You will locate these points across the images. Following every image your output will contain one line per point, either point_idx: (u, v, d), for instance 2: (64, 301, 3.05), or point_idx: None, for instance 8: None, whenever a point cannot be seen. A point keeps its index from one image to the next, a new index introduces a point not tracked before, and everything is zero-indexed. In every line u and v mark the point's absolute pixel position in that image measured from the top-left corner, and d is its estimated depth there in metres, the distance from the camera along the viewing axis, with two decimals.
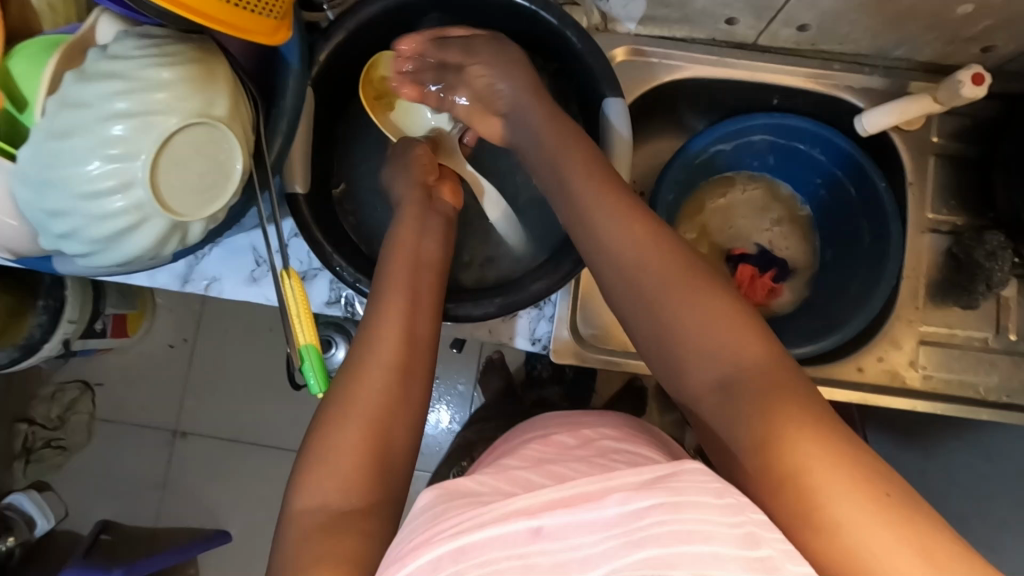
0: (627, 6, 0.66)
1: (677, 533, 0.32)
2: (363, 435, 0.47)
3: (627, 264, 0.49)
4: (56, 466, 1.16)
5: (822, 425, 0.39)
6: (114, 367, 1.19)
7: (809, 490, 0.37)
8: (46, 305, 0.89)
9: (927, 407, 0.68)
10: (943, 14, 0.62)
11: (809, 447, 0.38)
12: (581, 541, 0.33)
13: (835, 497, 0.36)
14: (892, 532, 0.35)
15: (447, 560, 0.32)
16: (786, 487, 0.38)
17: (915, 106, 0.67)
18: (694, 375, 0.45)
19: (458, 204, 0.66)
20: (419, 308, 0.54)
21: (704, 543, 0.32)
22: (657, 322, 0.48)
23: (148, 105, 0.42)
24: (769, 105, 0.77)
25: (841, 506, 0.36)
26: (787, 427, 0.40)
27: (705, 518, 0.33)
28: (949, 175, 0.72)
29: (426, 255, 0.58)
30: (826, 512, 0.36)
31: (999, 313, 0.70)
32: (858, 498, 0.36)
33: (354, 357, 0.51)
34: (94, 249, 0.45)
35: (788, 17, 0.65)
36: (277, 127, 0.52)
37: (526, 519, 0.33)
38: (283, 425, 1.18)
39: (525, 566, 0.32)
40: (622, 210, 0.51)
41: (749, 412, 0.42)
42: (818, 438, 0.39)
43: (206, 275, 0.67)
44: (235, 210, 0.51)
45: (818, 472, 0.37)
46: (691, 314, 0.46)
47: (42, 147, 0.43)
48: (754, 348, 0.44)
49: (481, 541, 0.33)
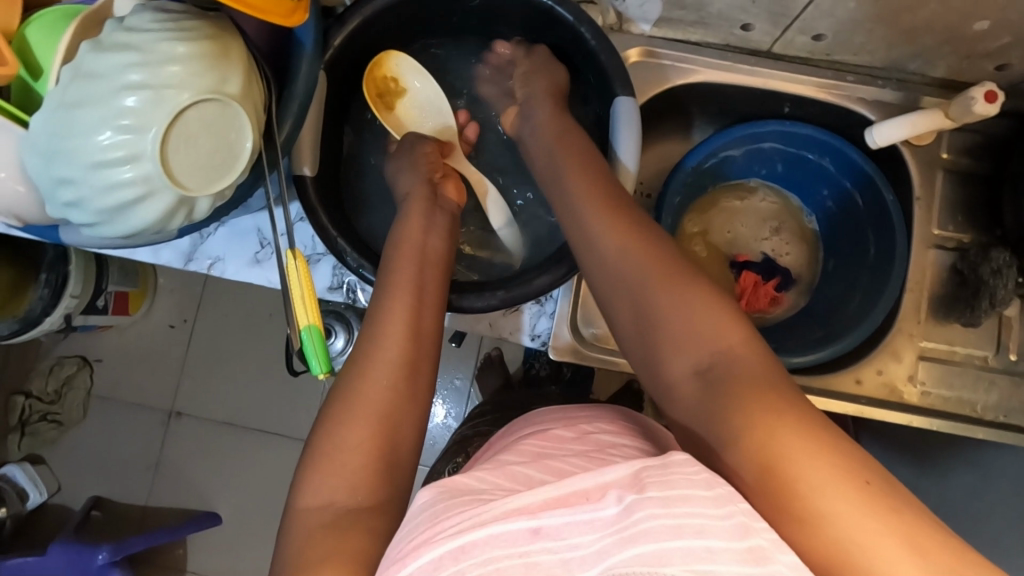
0: (643, 6, 0.66)
1: (669, 527, 0.33)
2: (372, 434, 0.47)
3: (616, 257, 0.51)
4: (50, 441, 1.17)
5: (801, 414, 0.39)
6: (114, 345, 1.19)
7: (790, 481, 0.36)
8: (48, 279, 0.89)
9: (924, 423, 0.68)
10: (960, 28, 0.62)
11: (791, 436, 0.38)
12: (577, 540, 0.33)
13: (817, 486, 0.36)
14: (873, 519, 0.35)
15: (449, 560, 0.32)
16: (768, 478, 0.37)
17: (927, 121, 0.67)
18: (679, 367, 0.45)
19: (462, 202, 0.67)
20: (422, 297, 0.54)
21: (694, 537, 0.32)
22: (641, 315, 0.48)
23: (162, 78, 0.42)
24: (780, 113, 0.77)
25: (823, 495, 0.35)
26: (766, 415, 0.39)
27: (695, 512, 0.33)
28: (957, 191, 0.72)
29: (430, 249, 0.58)
30: (808, 503, 0.36)
31: (1000, 332, 0.70)
32: (840, 487, 0.36)
33: (358, 345, 0.52)
34: (100, 219, 0.45)
35: (804, 25, 0.65)
36: (288, 107, 0.51)
37: (526, 518, 0.33)
38: (280, 411, 1.19)
39: (525, 565, 0.32)
40: (610, 211, 0.53)
41: (730, 403, 0.41)
42: (800, 428, 0.38)
43: (209, 255, 0.67)
44: (242, 189, 0.51)
45: (801, 461, 0.37)
46: (674, 306, 0.47)
47: (54, 115, 0.43)
48: (734, 338, 0.44)
49: (482, 539, 0.33)
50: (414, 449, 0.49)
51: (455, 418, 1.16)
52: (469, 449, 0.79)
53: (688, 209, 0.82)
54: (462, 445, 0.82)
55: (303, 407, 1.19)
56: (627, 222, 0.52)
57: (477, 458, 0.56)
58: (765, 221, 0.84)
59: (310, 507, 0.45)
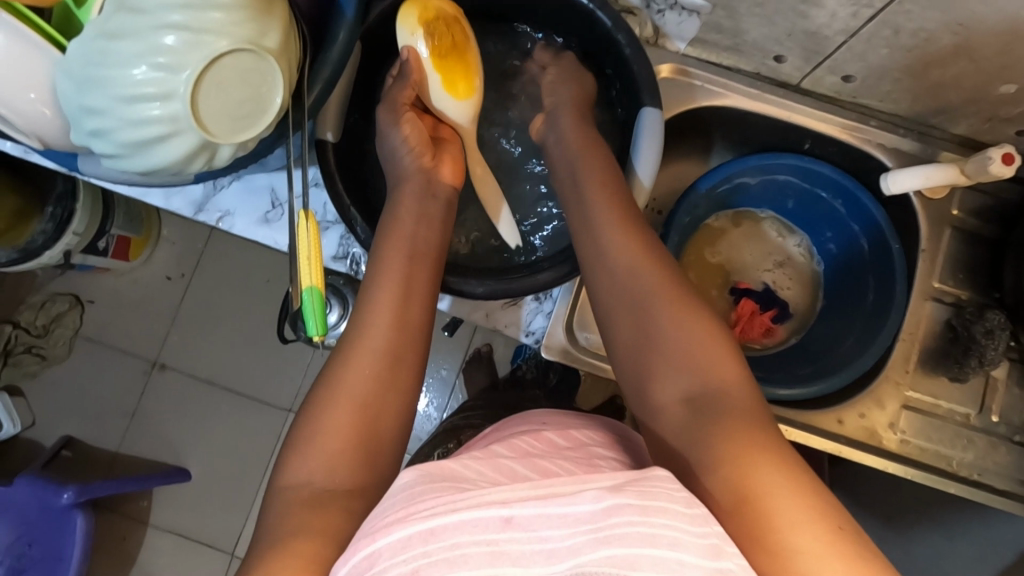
0: (680, 24, 0.66)
1: (642, 535, 0.33)
2: (353, 410, 0.48)
3: (628, 276, 0.52)
4: (30, 375, 1.16)
5: (783, 455, 0.40)
6: (109, 289, 1.19)
7: (766, 513, 0.37)
8: (53, 213, 0.89)
9: (898, 470, 0.69)
10: (986, 89, 0.63)
11: (770, 471, 0.39)
12: (549, 535, 0.33)
13: (790, 522, 0.36)
14: (842, 565, 0.35)
15: (416, 540, 0.33)
16: (745, 507, 0.38)
17: (942, 174, 0.68)
18: (668, 396, 0.47)
19: (458, 182, 0.64)
20: (412, 286, 0.54)
21: (667, 549, 0.33)
22: (637, 345, 0.50)
23: (203, 22, 0.42)
24: (800, 149, 0.78)
25: (797, 532, 0.36)
26: (750, 449, 0.40)
27: (673, 525, 0.34)
28: (962, 249, 0.73)
29: (423, 238, 0.57)
30: (782, 538, 0.36)
31: (986, 393, 0.71)
32: (813, 528, 0.36)
33: (352, 332, 0.52)
34: (122, 152, 0.46)
35: (834, 65, 0.65)
36: (320, 73, 0.52)
37: (499, 508, 0.34)
38: (263, 375, 1.19)
39: (491, 553, 0.33)
40: (625, 230, 0.54)
41: (717, 434, 0.42)
42: (781, 466, 0.39)
43: (220, 209, 0.67)
44: (264, 145, 0.51)
45: (775, 495, 0.38)
46: (674, 340, 0.48)
47: (91, 43, 0.43)
48: (729, 372, 0.46)
49: (451, 524, 0.33)
50: (396, 436, 0.50)
51: (436, 407, 1.16)
52: (460, 438, 0.81)
53: (703, 223, 0.83)
54: (453, 433, 0.84)
55: (288, 376, 1.19)
56: (645, 250, 0.53)
57: (468, 447, 0.57)
58: (769, 254, 0.85)
59: (296, 473, 0.45)
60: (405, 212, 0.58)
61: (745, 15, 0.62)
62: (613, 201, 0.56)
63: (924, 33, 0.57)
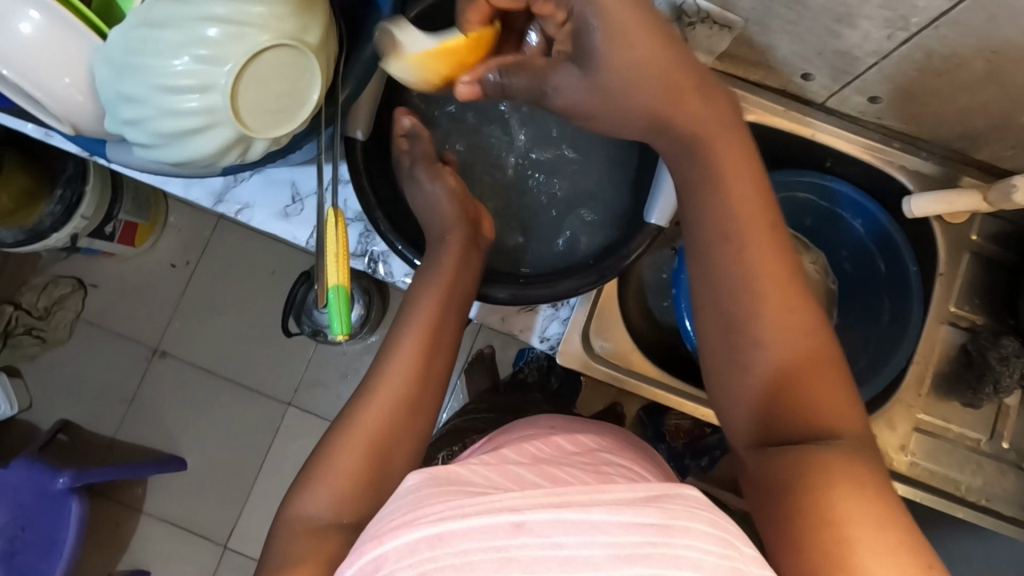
0: (710, 39, 0.65)
1: (665, 556, 0.32)
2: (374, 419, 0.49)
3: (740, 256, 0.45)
4: (29, 357, 1.15)
5: (876, 484, 0.36)
6: (112, 273, 1.18)
7: (845, 541, 0.34)
8: (62, 196, 0.89)
9: (908, 492, 0.69)
10: (1014, 117, 0.63)
11: (858, 500, 0.35)
12: (564, 541, 0.32)
13: (871, 555, 0.33)
14: None
15: (424, 544, 0.33)
16: (823, 531, 0.35)
17: (964, 200, 0.68)
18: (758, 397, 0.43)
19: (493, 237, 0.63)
20: (446, 322, 0.55)
21: (690, 570, 0.32)
22: (733, 329, 0.45)
23: (246, 16, 0.42)
24: (822, 167, 0.79)
25: (877, 566, 0.33)
26: (841, 474, 0.36)
27: (694, 545, 0.33)
28: (979, 274, 0.73)
29: (459, 294, 0.57)
30: (859, 568, 0.33)
31: (997, 419, 0.71)
32: (897, 564, 0.33)
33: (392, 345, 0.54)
34: (156, 142, 0.45)
35: (862, 85, 0.65)
36: (352, 73, 0.53)
37: (509, 514, 0.33)
38: (264, 367, 1.18)
39: (501, 559, 0.31)
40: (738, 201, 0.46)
41: (806, 452, 0.38)
42: (872, 497, 0.35)
43: (240, 201, 0.67)
44: (298, 137, 0.52)
45: (860, 526, 0.34)
46: (778, 343, 0.43)
47: (132, 32, 0.43)
48: (833, 393, 0.42)
49: (460, 530, 0.32)
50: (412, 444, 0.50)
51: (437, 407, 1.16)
52: (466, 441, 0.79)
53: None
54: (457, 436, 0.82)
55: (288, 370, 1.18)
56: (767, 235, 0.46)
57: (473, 452, 0.56)
58: None
59: (307, 498, 0.46)
60: (441, 239, 0.58)
61: (775, 32, 0.62)
62: (734, 170, 0.47)
63: (955, 58, 0.56)
